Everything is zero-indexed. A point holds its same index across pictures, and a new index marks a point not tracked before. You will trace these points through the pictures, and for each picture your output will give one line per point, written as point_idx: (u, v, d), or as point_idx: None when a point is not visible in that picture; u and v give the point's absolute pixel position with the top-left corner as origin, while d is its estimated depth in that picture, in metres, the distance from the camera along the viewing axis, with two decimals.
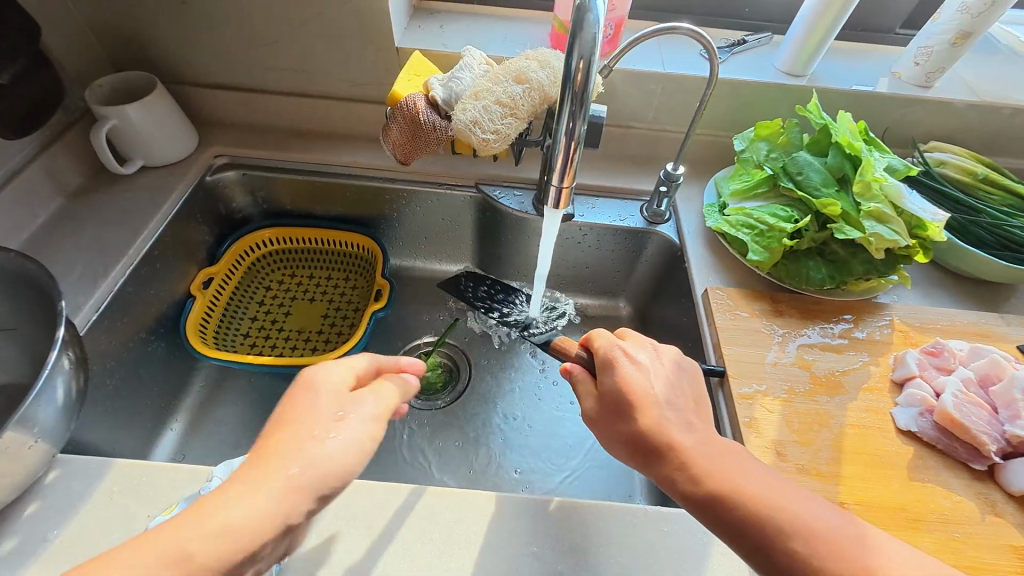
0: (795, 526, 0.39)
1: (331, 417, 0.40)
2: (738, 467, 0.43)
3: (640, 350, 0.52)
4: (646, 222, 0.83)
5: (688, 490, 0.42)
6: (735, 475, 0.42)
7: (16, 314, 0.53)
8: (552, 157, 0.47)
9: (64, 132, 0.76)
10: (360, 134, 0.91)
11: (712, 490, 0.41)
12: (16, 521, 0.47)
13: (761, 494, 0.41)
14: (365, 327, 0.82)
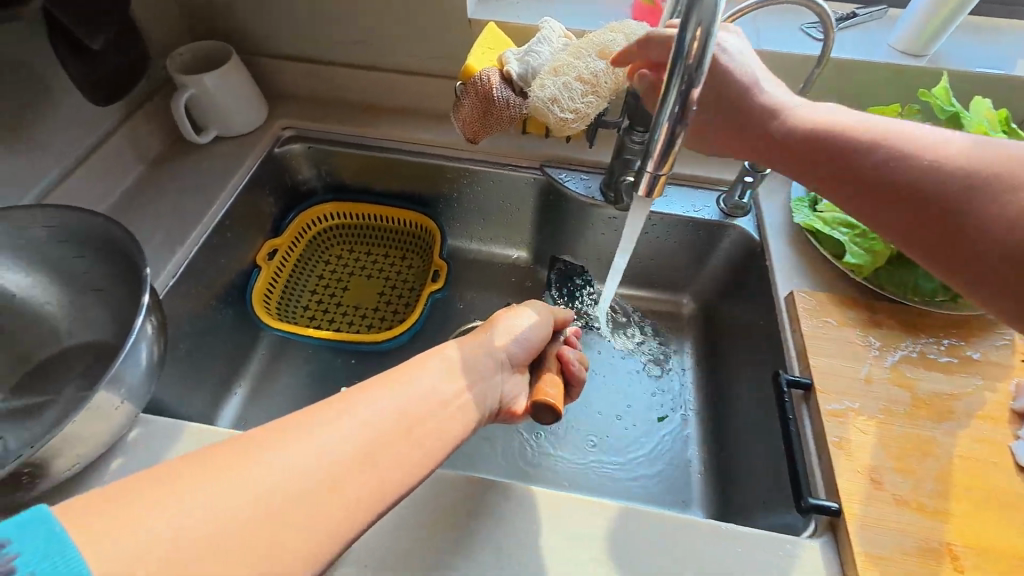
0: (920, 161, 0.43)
1: (457, 413, 0.45)
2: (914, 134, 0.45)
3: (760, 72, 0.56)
4: (723, 214, 0.78)
5: (791, 126, 0.52)
6: (922, 134, 0.45)
7: (104, 276, 0.54)
8: (650, 139, 0.41)
9: (146, 101, 0.79)
10: (424, 109, 0.89)
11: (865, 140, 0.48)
12: (101, 474, 0.49)
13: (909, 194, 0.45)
14: (422, 308, 0.81)
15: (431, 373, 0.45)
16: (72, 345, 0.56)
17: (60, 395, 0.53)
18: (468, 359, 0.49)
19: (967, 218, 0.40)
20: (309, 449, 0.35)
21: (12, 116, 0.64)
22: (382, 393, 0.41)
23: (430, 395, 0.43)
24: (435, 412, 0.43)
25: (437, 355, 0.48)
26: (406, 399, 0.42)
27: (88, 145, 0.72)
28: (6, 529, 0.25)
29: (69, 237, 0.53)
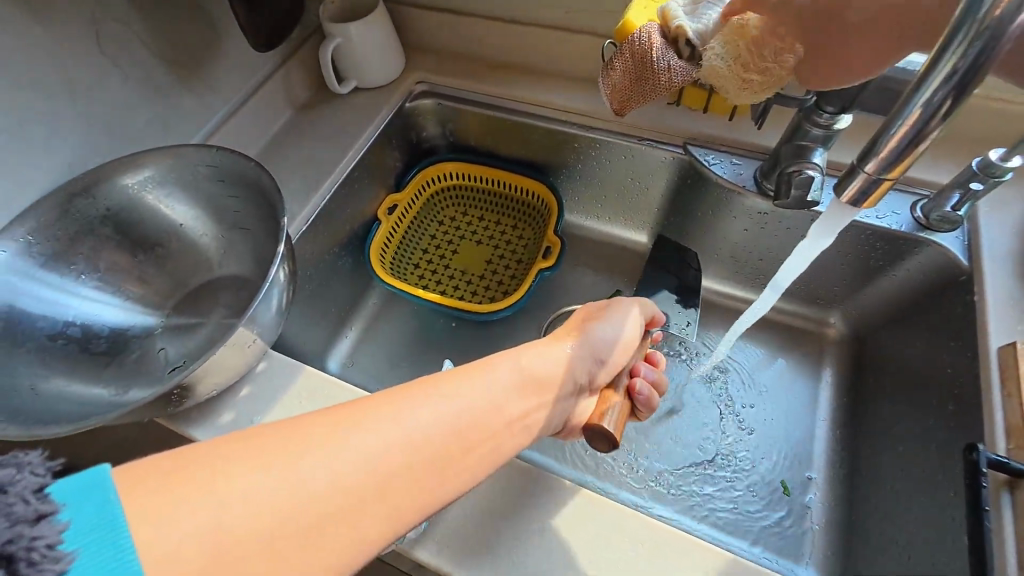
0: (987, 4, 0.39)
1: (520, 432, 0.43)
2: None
3: None
4: (917, 225, 0.61)
5: None
6: None
7: (250, 218, 0.58)
8: (881, 130, 0.32)
9: (299, 48, 0.82)
10: (560, 70, 0.82)
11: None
12: (233, 398, 0.54)
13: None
14: (529, 284, 0.78)
15: (500, 380, 0.43)
16: (221, 275, 0.61)
17: (209, 320, 0.59)
18: (544, 370, 0.46)
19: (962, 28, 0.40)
20: (367, 444, 0.34)
21: (191, 58, 0.70)
22: (447, 394, 0.39)
23: (493, 404, 0.41)
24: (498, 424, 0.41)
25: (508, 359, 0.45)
26: (470, 404, 0.40)
27: (248, 88, 0.77)
28: (65, 492, 0.26)
29: (225, 177, 0.57)
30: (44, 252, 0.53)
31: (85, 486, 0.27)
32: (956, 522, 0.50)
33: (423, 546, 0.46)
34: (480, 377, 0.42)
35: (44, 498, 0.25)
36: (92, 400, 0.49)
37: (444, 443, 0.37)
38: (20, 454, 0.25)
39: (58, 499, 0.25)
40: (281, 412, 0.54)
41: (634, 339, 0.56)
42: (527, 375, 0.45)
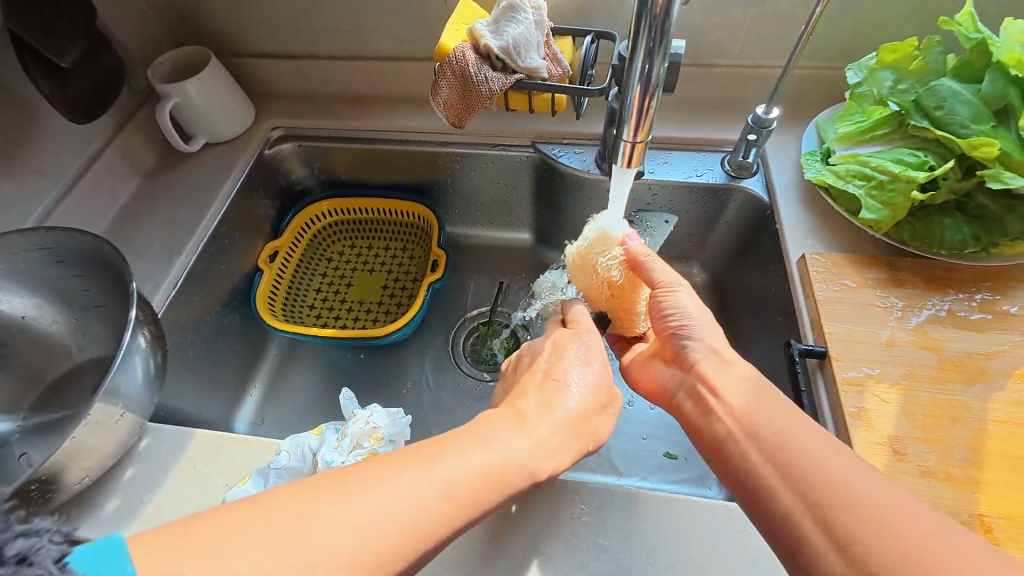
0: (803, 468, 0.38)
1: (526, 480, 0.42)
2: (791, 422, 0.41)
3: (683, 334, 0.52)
4: (728, 176, 0.72)
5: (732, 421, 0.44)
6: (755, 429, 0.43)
7: (101, 292, 0.55)
8: (626, 103, 0.38)
9: (135, 115, 0.79)
10: (410, 95, 0.87)
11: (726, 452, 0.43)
12: (117, 483, 0.51)
13: (850, 497, 0.35)
14: (423, 299, 0.81)
15: (503, 445, 0.41)
16: (82, 360, 0.57)
17: (77, 411, 0.54)
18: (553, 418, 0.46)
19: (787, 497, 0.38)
20: (380, 505, 0.34)
21: (4, 142, 0.65)
22: (465, 451, 0.39)
23: (493, 470, 0.39)
24: (495, 489, 0.39)
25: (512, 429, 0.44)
26: (467, 477, 0.38)
27: (82, 164, 0.73)
28: (83, 560, 0.27)
29: (64, 257, 0.54)
30: None
31: (103, 550, 0.27)
32: None
33: None
34: (483, 446, 0.40)
35: (65, 567, 0.26)
36: None
37: (439, 520, 0.35)
38: (38, 523, 0.25)
39: (77, 567, 0.26)
40: (175, 483, 0.51)
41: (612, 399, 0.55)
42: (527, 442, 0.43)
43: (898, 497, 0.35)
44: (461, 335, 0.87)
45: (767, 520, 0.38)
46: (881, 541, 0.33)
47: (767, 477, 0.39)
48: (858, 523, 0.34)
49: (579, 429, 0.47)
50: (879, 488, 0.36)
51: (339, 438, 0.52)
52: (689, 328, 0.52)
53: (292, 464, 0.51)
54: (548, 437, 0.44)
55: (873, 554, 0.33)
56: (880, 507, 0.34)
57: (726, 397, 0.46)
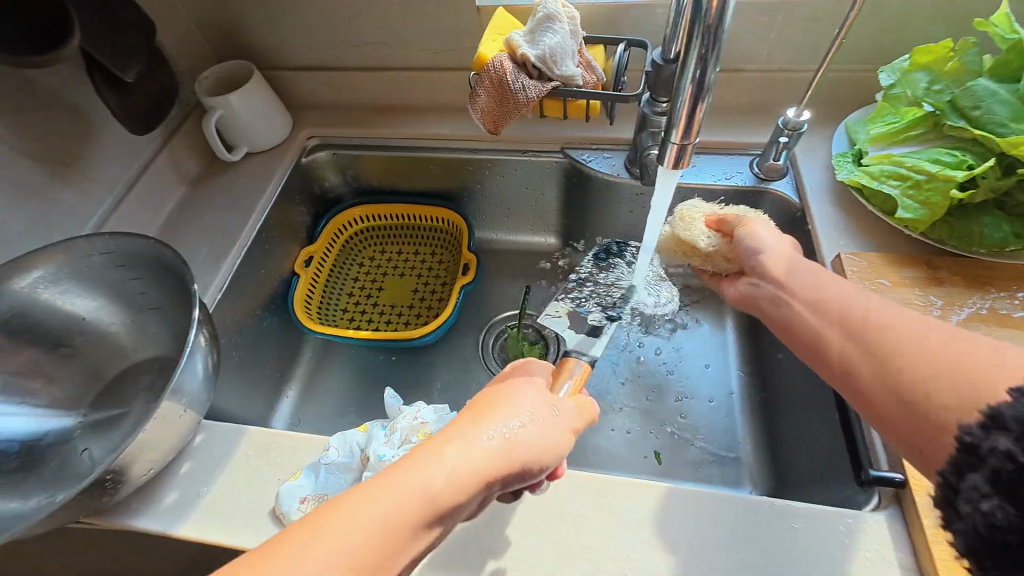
0: (862, 332, 0.40)
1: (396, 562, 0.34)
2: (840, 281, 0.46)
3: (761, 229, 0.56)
4: (758, 178, 0.73)
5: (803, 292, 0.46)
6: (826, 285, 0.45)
7: (159, 295, 0.58)
8: (675, 107, 0.39)
9: (181, 126, 0.83)
10: (441, 104, 0.90)
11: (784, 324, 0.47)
12: (174, 477, 0.53)
13: (895, 337, 0.38)
14: (455, 302, 0.82)
15: (342, 539, 0.33)
16: (139, 360, 0.60)
17: (133, 408, 0.57)
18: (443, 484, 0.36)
19: (835, 349, 0.41)
20: None
21: (67, 153, 0.69)
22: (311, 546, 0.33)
23: (382, 531, 0.34)
24: (399, 544, 0.35)
25: (423, 464, 0.37)
26: (369, 532, 0.34)
27: (133, 172, 0.77)
28: None
29: (125, 260, 0.56)
30: None
31: None
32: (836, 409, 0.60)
33: None
34: (371, 501, 0.35)
35: None
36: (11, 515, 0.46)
37: None
38: None
39: None
40: (230, 478, 0.53)
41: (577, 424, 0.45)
42: (429, 486, 0.36)
43: (948, 336, 0.35)
44: (491, 337, 0.88)
45: (826, 368, 0.42)
46: (911, 371, 0.35)
47: (817, 326, 0.43)
48: (903, 356, 0.36)
49: (508, 457, 0.39)
50: (920, 325, 0.37)
51: (386, 433, 0.54)
52: (761, 242, 0.54)
53: (341, 460, 0.52)
54: (459, 479, 0.37)
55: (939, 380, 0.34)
56: (935, 345, 0.35)
57: (794, 287, 0.47)
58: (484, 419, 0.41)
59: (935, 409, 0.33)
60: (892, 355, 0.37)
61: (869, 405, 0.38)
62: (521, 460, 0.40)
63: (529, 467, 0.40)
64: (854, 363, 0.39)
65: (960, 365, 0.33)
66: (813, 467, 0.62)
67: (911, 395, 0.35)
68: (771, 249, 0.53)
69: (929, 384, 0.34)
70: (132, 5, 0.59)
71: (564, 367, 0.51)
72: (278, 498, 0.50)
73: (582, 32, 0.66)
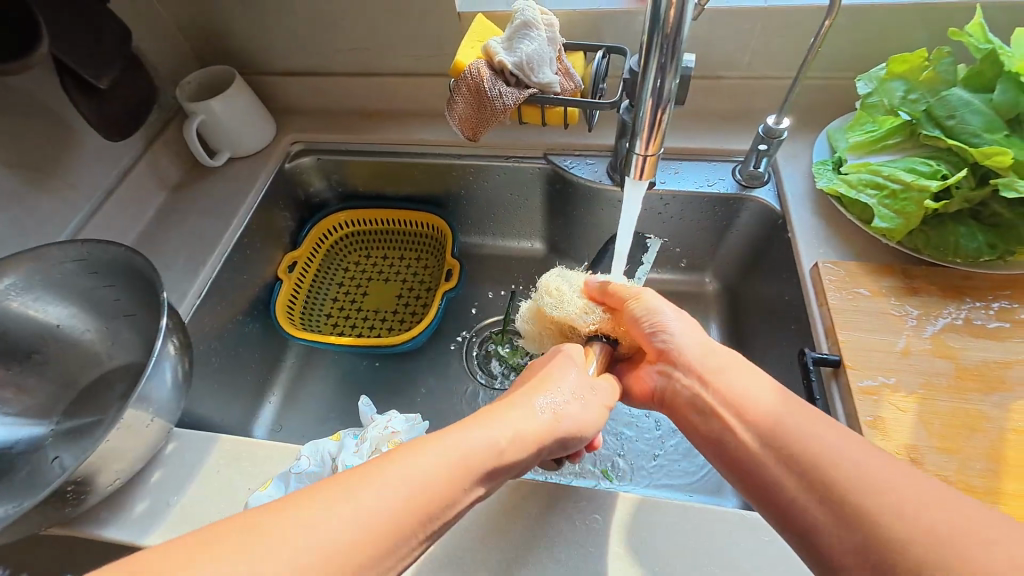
0: (799, 446, 0.37)
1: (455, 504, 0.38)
2: (764, 390, 0.43)
3: (666, 309, 0.53)
4: (739, 186, 0.73)
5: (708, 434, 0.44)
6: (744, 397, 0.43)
7: (132, 302, 0.58)
8: (638, 116, 0.39)
9: (163, 131, 0.83)
10: (425, 109, 0.90)
11: (716, 440, 0.43)
12: (144, 486, 0.53)
13: (840, 470, 0.35)
14: (437, 307, 0.82)
15: (426, 469, 0.36)
16: (112, 367, 0.60)
17: (105, 416, 0.57)
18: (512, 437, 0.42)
19: (770, 470, 0.38)
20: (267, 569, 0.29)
21: (45, 159, 0.69)
22: (392, 477, 0.35)
23: (450, 477, 0.37)
24: (459, 490, 0.37)
25: (489, 423, 0.42)
26: (437, 477, 0.37)
27: (114, 178, 0.77)
28: None
29: (97, 268, 0.56)
30: None
31: None
32: None
33: None
34: (453, 444, 0.39)
35: None
36: None
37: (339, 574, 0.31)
38: None
39: None
40: (201, 487, 0.53)
41: (611, 397, 0.51)
42: (495, 443, 0.40)
43: (914, 479, 0.33)
44: (474, 343, 0.88)
45: (756, 484, 0.38)
46: (885, 517, 0.32)
47: (748, 450, 0.40)
48: (853, 490, 0.33)
49: (553, 426, 0.45)
50: (866, 453, 0.36)
51: (358, 442, 0.54)
52: (667, 325, 0.51)
53: (311, 469, 0.52)
54: (519, 441, 0.42)
55: (890, 529, 0.31)
56: (886, 487, 0.33)
57: (717, 389, 0.44)
58: (540, 392, 0.47)
59: (890, 544, 0.31)
60: (858, 496, 0.33)
61: (807, 542, 0.35)
62: (565, 431, 0.45)
63: (570, 438, 0.46)
64: (795, 489, 0.36)
65: (930, 523, 0.30)
66: None
67: (861, 527, 0.32)
68: (685, 337, 0.50)
69: (883, 525, 0.31)
70: (107, 11, 0.59)
71: (588, 350, 0.56)
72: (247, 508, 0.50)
73: (560, 39, 0.65)
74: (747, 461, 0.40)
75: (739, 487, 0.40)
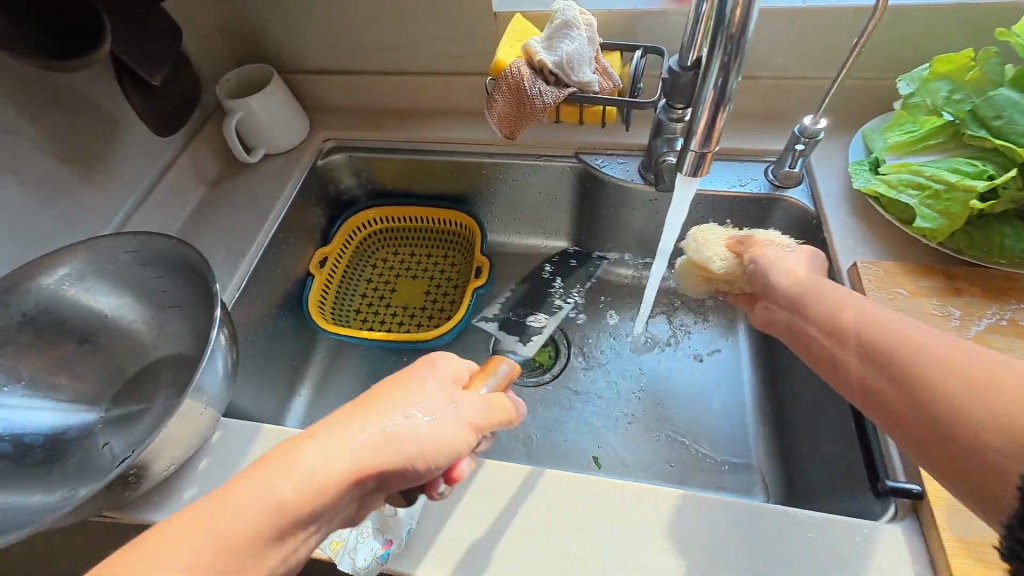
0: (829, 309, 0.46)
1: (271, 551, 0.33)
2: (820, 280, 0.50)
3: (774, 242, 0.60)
4: (772, 186, 0.73)
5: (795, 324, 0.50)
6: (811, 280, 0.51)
7: (180, 294, 0.59)
8: (695, 115, 0.39)
9: (201, 128, 0.84)
10: (456, 108, 0.91)
11: (780, 317, 0.52)
12: (192, 473, 0.54)
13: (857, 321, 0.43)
14: (468, 303, 0.83)
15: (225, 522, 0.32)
16: (159, 356, 0.61)
17: (153, 405, 0.58)
18: (332, 469, 0.35)
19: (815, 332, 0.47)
20: None
21: (93, 154, 0.70)
22: (187, 535, 0.31)
23: (262, 521, 0.33)
24: (280, 532, 0.33)
25: (271, 473, 0.34)
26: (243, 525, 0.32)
27: (155, 173, 0.78)
28: None
29: (149, 260, 0.58)
30: None
31: None
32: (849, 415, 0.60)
33: (409, 561, 0.48)
34: (245, 496, 0.33)
35: None
36: (35, 508, 0.48)
37: None
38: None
39: None
40: None
41: (475, 423, 0.42)
42: (273, 497, 0.33)
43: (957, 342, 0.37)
44: None
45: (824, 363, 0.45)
46: (922, 375, 0.36)
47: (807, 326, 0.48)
48: (879, 343, 0.40)
49: (390, 448, 0.37)
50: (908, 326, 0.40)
51: None
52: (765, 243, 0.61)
53: None
54: (345, 471, 0.35)
55: (923, 379, 0.36)
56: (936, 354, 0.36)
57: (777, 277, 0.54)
58: (356, 416, 0.38)
59: (925, 399, 0.35)
60: (896, 357, 0.38)
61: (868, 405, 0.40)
62: (395, 458, 0.37)
63: (417, 460, 0.38)
64: (846, 357, 0.42)
65: (962, 366, 0.35)
66: (826, 476, 0.61)
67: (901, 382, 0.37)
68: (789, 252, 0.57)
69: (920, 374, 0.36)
70: (159, 11, 0.61)
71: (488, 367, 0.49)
72: None
73: (598, 39, 0.66)
74: (819, 348, 0.45)
75: (815, 364, 0.46)
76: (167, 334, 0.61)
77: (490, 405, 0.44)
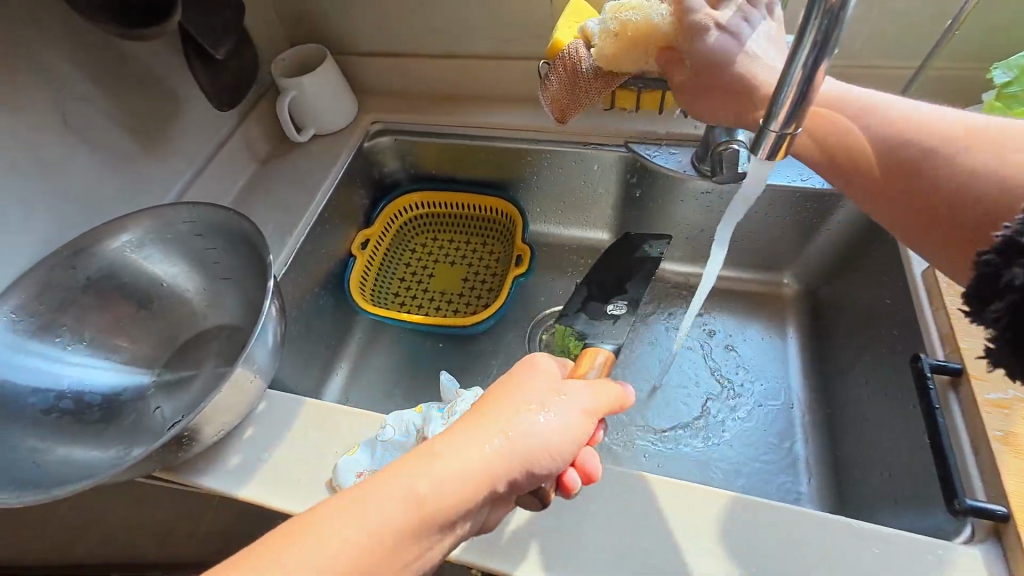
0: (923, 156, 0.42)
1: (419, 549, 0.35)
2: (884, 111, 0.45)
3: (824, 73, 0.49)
4: None
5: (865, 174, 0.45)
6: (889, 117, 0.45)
7: (233, 264, 0.60)
8: (777, 95, 0.37)
9: (254, 106, 0.86)
10: (503, 94, 0.90)
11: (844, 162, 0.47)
12: (238, 441, 0.55)
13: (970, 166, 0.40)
14: (508, 291, 0.82)
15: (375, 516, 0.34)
16: (209, 325, 0.62)
17: (202, 371, 0.59)
18: (463, 468, 0.37)
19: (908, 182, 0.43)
20: None
21: (156, 128, 0.73)
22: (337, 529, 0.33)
23: (403, 517, 0.35)
24: (423, 531, 0.35)
25: (412, 469, 0.37)
26: (388, 520, 0.34)
27: (210, 149, 0.80)
28: None
29: (204, 230, 0.59)
30: (28, 327, 0.54)
31: None
32: (915, 426, 0.56)
33: None
34: (392, 488, 0.35)
35: None
36: (94, 464, 0.49)
37: None
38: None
39: None
40: (289, 447, 0.54)
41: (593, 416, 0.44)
42: (417, 491, 0.36)
43: None
44: (537, 330, 0.87)
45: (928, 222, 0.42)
46: None
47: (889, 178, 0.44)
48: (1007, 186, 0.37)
49: (513, 452, 0.39)
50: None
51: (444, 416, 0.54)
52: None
53: (396, 438, 0.52)
54: (472, 472, 0.37)
55: None
56: None
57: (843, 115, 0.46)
58: (480, 424, 0.40)
59: None
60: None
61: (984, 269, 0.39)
62: (521, 458, 0.39)
63: (539, 460, 0.40)
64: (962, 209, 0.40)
65: None
66: (885, 489, 0.58)
67: None
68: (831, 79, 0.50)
69: None
70: None
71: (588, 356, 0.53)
72: (335, 471, 0.51)
73: None
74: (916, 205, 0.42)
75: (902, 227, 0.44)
76: (218, 304, 0.63)
77: (604, 399, 0.45)
